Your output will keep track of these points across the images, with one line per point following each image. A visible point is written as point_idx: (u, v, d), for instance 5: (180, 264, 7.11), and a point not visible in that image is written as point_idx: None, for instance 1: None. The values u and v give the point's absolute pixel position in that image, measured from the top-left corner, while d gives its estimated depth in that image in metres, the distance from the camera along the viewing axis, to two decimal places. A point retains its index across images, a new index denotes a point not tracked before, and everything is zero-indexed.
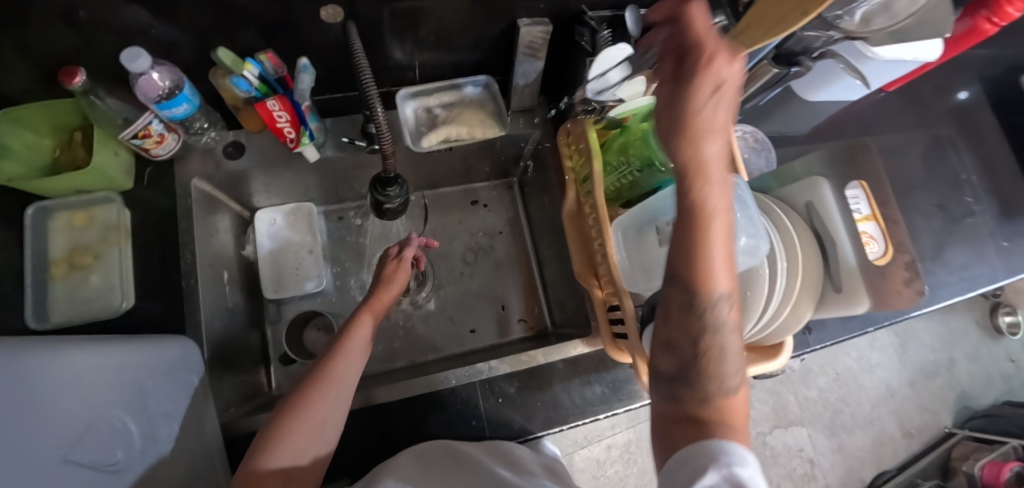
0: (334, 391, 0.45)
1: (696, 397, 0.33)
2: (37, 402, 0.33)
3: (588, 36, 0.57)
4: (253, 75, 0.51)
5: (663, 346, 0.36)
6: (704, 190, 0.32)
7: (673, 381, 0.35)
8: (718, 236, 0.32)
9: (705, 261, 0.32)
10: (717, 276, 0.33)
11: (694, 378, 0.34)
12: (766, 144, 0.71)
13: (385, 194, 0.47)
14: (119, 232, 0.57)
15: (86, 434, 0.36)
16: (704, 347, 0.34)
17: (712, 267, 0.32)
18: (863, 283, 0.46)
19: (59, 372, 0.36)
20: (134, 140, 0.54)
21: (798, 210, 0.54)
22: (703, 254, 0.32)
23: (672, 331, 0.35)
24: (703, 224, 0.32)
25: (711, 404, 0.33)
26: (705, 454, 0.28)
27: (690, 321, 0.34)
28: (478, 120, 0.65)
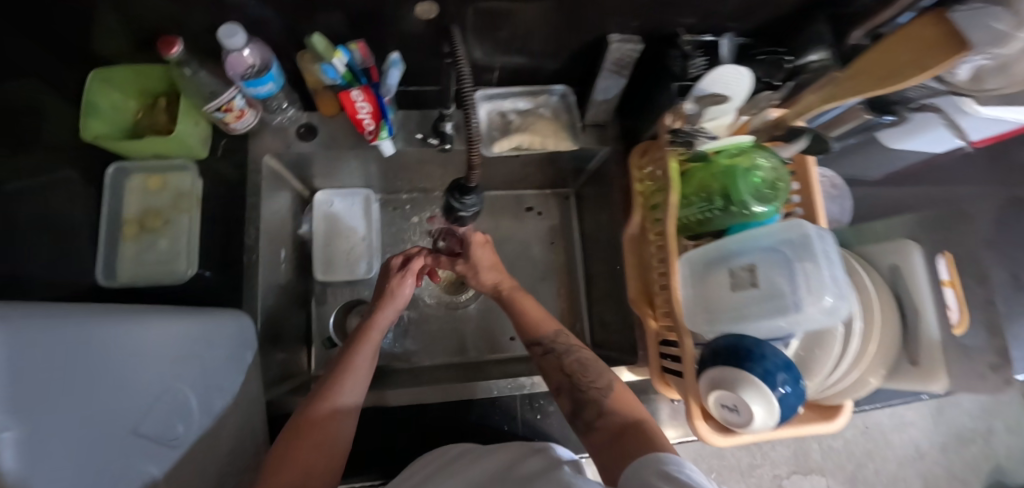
0: (353, 378, 0.48)
1: (596, 414, 0.49)
2: (114, 376, 0.33)
3: (680, 60, 0.55)
4: (342, 63, 0.50)
5: (562, 398, 0.53)
6: (514, 295, 0.60)
7: (580, 415, 0.51)
8: (535, 309, 0.59)
9: (529, 320, 0.58)
10: (540, 325, 0.57)
11: (587, 400, 0.51)
12: (844, 192, 0.68)
13: (462, 202, 0.47)
14: (191, 200, 0.58)
15: (152, 408, 0.37)
16: (573, 373, 0.53)
17: (538, 327, 0.57)
18: (943, 360, 0.44)
19: (135, 343, 0.36)
20: (216, 113, 0.54)
21: (881, 271, 0.51)
22: (527, 323, 0.58)
23: (551, 378, 0.55)
24: (514, 305, 0.60)
25: (608, 411, 0.49)
26: (655, 464, 0.37)
27: (554, 362, 0.55)
28: (551, 131, 0.65)
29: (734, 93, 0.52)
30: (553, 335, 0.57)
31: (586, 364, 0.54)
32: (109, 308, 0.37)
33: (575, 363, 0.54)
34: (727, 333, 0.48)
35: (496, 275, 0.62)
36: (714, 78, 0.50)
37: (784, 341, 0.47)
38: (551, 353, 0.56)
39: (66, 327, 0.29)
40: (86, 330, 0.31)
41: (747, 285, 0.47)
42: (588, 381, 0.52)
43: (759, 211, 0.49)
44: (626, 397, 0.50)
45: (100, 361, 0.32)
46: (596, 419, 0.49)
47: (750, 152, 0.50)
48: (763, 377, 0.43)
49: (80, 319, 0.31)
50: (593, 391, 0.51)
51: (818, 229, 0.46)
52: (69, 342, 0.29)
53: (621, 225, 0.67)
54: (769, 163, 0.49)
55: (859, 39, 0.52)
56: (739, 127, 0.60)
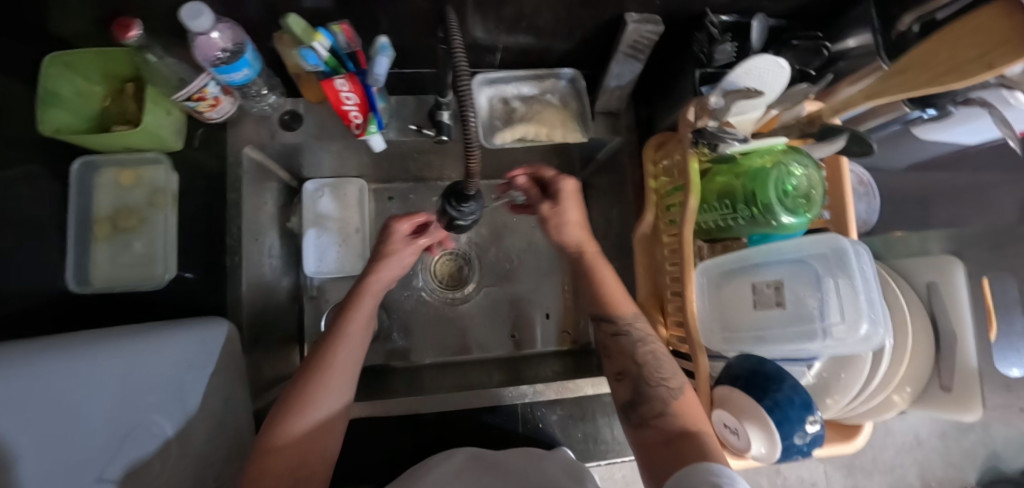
0: (336, 380, 0.42)
1: (654, 412, 0.43)
2: (65, 416, 0.32)
3: (705, 45, 0.49)
4: (324, 47, 0.44)
5: (621, 384, 0.46)
6: (595, 264, 0.51)
7: (637, 407, 0.44)
8: (616, 283, 0.50)
9: (609, 295, 0.50)
10: (621, 302, 0.49)
11: (651, 395, 0.44)
12: (871, 189, 0.63)
13: (460, 210, 0.42)
14: (165, 197, 0.52)
15: (122, 440, 0.36)
16: (644, 364, 0.46)
17: (614, 304, 0.49)
18: (979, 388, 0.41)
19: (94, 376, 0.35)
20: (188, 102, 0.49)
21: (916, 289, 0.47)
22: (605, 296, 0.50)
23: (617, 363, 0.47)
24: (590, 272, 0.51)
25: (671, 413, 0.42)
26: (706, 476, 0.34)
27: (625, 347, 0.47)
28: (560, 121, 0.58)
29: (766, 86, 0.45)
30: (633, 317, 0.49)
31: (662, 359, 0.46)
32: (58, 343, 0.35)
33: (648, 355, 0.46)
34: (744, 354, 0.46)
35: (583, 235, 0.52)
36: (748, 69, 0.42)
37: (806, 363, 0.45)
38: (624, 335, 0.48)
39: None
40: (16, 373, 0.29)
41: (772, 304, 0.44)
42: (660, 376, 0.45)
43: (787, 222, 0.44)
44: (695, 406, 0.43)
45: (40, 401, 0.30)
46: (655, 418, 0.42)
47: (783, 156, 0.44)
48: (774, 414, 0.40)
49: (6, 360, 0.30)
50: (664, 388, 0.44)
51: (853, 242, 0.41)
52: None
53: (632, 224, 0.62)
54: (804, 170, 0.43)
55: (909, 26, 0.44)
56: (767, 122, 0.52)
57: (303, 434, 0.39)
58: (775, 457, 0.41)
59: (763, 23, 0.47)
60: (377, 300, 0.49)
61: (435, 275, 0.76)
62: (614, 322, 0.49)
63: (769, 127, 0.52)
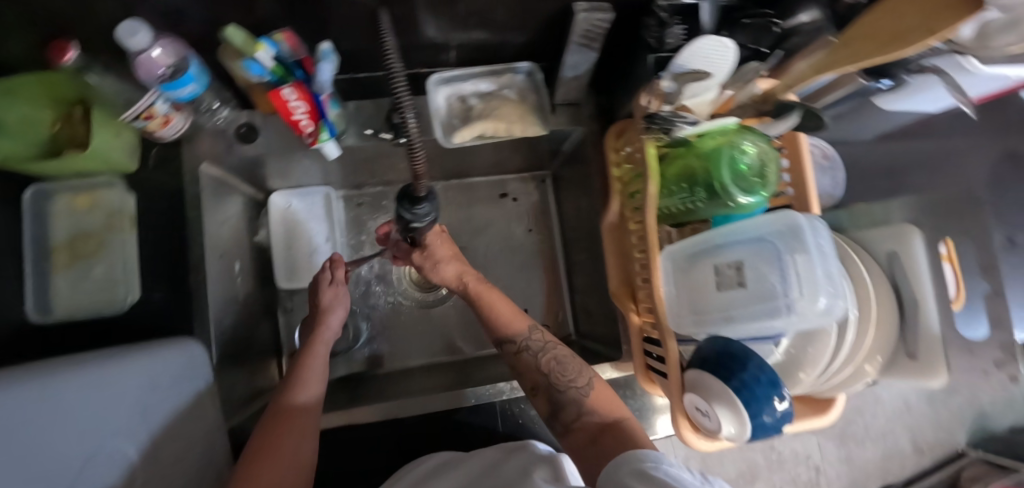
0: (313, 373, 0.48)
1: (574, 414, 0.46)
2: (26, 442, 0.30)
3: (656, 29, 0.48)
4: (268, 57, 0.43)
5: (538, 398, 0.49)
6: (483, 291, 0.54)
7: (557, 416, 0.47)
8: (504, 307, 0.53)
9: (501, 318, 0.53)
10: (514, 321, 0.52)
11: (564, 401, 0.47)
12: (836, 162, 0.63)
13: (414, 212, 0.41)
14: (123, 218, 0.53)
15: (84, 467, 0.35)
16: (548, 372, 0.49)
17: (507, 325, 0.52)
18: (942, 352, 0.41)
19: (49, 403, 0.34)
20: (136, 122, 0.48)
21: (878, 258, 0.48)
22: (495, 321, 0.53)
23: (529, 381, 0.50)
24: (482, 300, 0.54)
25: (586, 412, 0.45)
26: (640, 460, 0.33)
27: (531, 364, 0.50)
28: (517, 115, 0.57)
29: (715, 69, 0.45)
30: (527, 331, 0.52)
31: (564, 362, 0.49)
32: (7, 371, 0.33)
33: (551, 362, 0.49)
34: (714, 336, 0.46)
35: (457, 268, 0.55)
36: (692, 53, 0.43)
37: (773, 341, 0.45)
38: (519, 352, 0.51)
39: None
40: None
41: (734, 285, 0.44)
42: (568, 379, 0.47)
43: (744, 202, 0.44)
44: (608, 396, 0.47)
45: (10, 420, 0.29)
46: (575, 420, 0.46)
47: (736, 135, 0.44)
48: (741, 394, 0.40)
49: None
50: (576, 390, 0.47)
51: (809, 217, 0.41)
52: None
53: (599, 213, 0.62)
54: (755, 145, 0.43)
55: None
56: (724, 102, 0.52)
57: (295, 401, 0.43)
58: (746, 436, 0.41)
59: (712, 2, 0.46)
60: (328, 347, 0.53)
61: (411, 277, 0.74)
62: (512, 341, 0.51)
63: (725, 108, 0.53)
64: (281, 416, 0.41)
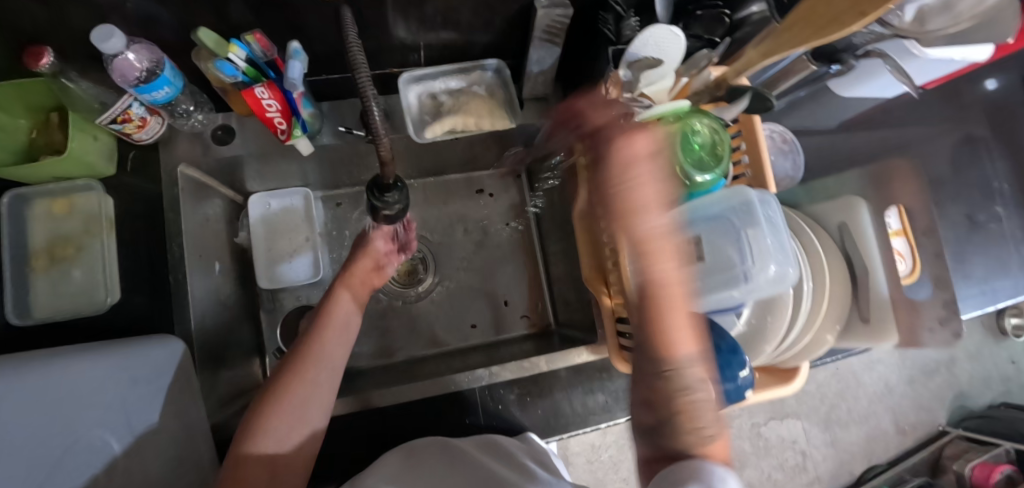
0: (318, 376, 0.45)
1: (665, 455, 0.31)
2: (1, 433, 0.31)
3: (613, 22, 0.51)
4: (240, 58, 0.45)
5: (632, 408, 0.35)
6: (656, 266, 0.29)
7: (646, 452, 0.33)
8: (670, 310, 0.30)
9: (664, 331, 0.30)
10: (680, 341, 0.30)
11: (665, 443, 0.31)
12: (795, 146, 0.64)
13: (383, 200, 0.43)
14: (100, 223, 0.52)
15: (63, 456, 0.36)
16: (681, 415, 0.30)
17: (659, 338, 0.30)
18: (893, 315, 0.44)
19: (25, 394, 0.34)
20: (113, 125, 0.49)
21: (830, 231, 0.51)
22: (649, 326, 0.30)
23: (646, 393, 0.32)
24: (658, 301, 0.29)
25: (678, 460, 0.30)
26: (688, 471, 0.28)
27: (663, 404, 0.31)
28: (486, 111, 0.59)
29: (668, 56, 0.48)
30: (689, 362, 0.30)
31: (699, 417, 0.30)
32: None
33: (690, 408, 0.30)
34: None
35: (670, 217, 0.30)
36: (644, 41, 0.46)
37: (734, 312, 0.46)
38: (668, 386, 0.30)
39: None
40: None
41: (694, 258, 0.45)
42: (686, 427, 0.30)
43: (700, 180, 0.46)
44: (724, 462, 0.31)
45: None
46: (656, 453, 0.32)
47: (687, 117, 0.46)
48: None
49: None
50: (695, 438, 0.30)
51: (759, 193, 0.44)
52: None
53: (570, 202, 0.64)
54: (705, 125, 0.46)
55: None
56: (681, 90, 0.54)
57: (267, 451, 0.38)
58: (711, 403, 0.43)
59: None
60: (348, 309, 0.53)
61: (394, 275, 0.76)
62: (661, 367, 0.31)
63: (683, 95, 0.55)
64: (232, 467, 0.37)
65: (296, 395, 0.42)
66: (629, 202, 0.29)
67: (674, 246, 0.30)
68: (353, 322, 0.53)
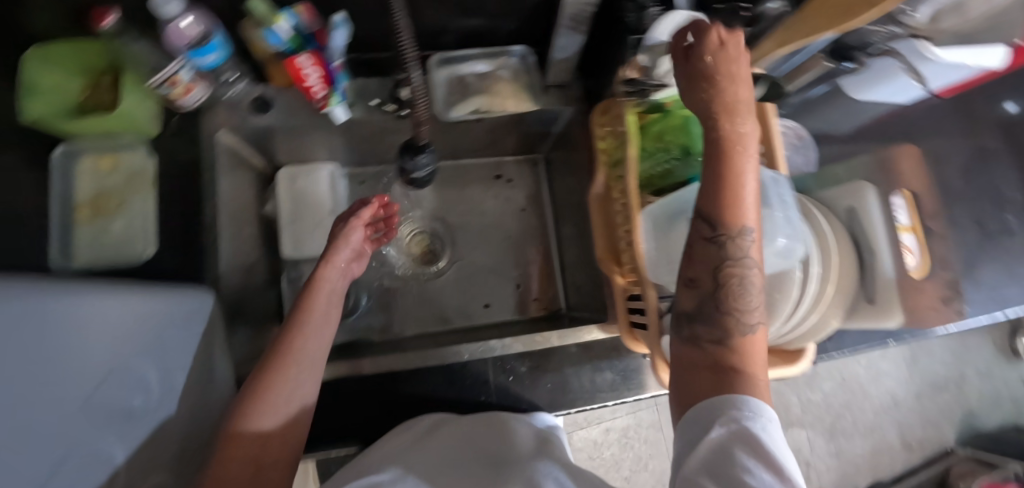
0: (294, 371, 0.45)
1: (713, 336, 0.34)
2: (63, 348, 0.32)
3: (635, 11, 0.53)
4: (287, 27, 0.48)
5: (685, 290, 0.36)
6: (735, 123, 0.33)
7: (696, 328, 0.35)
8: (744, 185, 0.33)
9: (735, 193, 0.33)
10: (747, 208, 0.33)
11: (718, 322, 0.34)
12: (807, 142, 0.67)
13: (414, 162, 0.46)
14: (145, 179, 0.57)
15: (105, 382, 0.37)
16: (728, 289, 0.34)
17: (735, 208, 0.33)
18: (896, 295, 0.45)
19: (84, 317, 0.35)
20: (161, 88, 0.52)
21: (839, 215, 0.52)
22: (723, 196, 0.33)
23: (694, 268, 0.35)
24: (731, 154, 0.33)
25: (732, 344, 0.34)
26: (721, 409, 0.32)
27: (712, 252, 0.34)
28: (510, 92, 0.63)
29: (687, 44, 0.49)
30: (749, 237, 0.33)
31: (750, 287, 0.34)
32: (57, 281, 0.35)
33: (739, 281, 0.34)
34: None
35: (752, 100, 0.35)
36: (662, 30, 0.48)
37: None
38: (727, 257, 0.34)
39: (19, 309, 0.28)
40: (35, 308, 0.30)
41: None
42: (736, 305, 0.34)
43: None
44: (756, 353, 0.35)
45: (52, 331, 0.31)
46: (712, 341, 0.34)
47: None
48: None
49: (26, 292, 0.29)
50: (740, 312, 0.34)
51: (773, 174, 0.45)
52: (22, 323, 0.28)
53: (586, 185, 0.66)
54: None
55: None
56: None
57: (258, 430, 0.42)
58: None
59: None
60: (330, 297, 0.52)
61: (410, 253, 0.79)
62: (732, 239, 0.33)
63: None
64: (227, 443, 0.41)
65: (272, 401, 0.43)
66: (725, 67, 0.34)
67: (748, 112, 0.35)
68: (333, 311, 0.52)
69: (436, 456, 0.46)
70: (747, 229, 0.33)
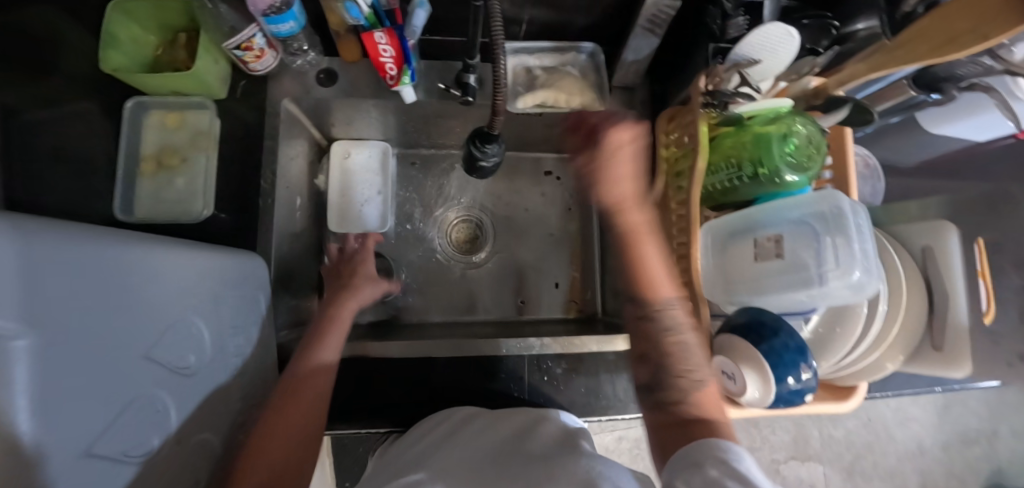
0: (337, 333, 0.54)
1: (673, 398, 0.41)
2: (127, 296, 0.32)
3: (719, 19, 0.52)
4: (366, 2, 0.48)
5: (641, 367, 0.45)
6: (643, 241, 0.46)
7: (656, 394, 0.43)
8: (659, 262, 0.46)
9: (647, 280, 0.45)
10: (660, 284, 0.45)
11: (672, 383, 0.42)
12: (877, 172, 0.65)
13: (483, 150, 0.45)
14: (209, 140, 0.58)
15: (164, 336, 0.37)
16: (670, 352, 0.43)
17: (652, 285, 0.45)
18: (968, 344, 0.43)
19: (146, 270, 0.35)
20: (236, 51, 0.53)
21: (912, 254, 0.49)
22: (641, 279, 0.45)
23: (642, 346, 0.46)
24: (635, 244, 0.46)
25: (690, 402, 0.40)
26: (705, 452, 0.34)
27: (649, 329, 0.45)
28: (577, 89, 0.62)
29: (775, 58, 0.48)
30: (671, 304, 0.45)
31: (689, 349, 0.43)
32: (117, 230, 0.35)
33: (677, 343, 0.44)
34: (744, 305, 0.48)
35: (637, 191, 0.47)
36: (756, 41, 0.46)
37: (804, 316, 0.47)
38: (653, 324, 0.45)
39: (73, 252, 0.27)
40: (91, 255, 0.29)
41: (772, 256, 0.46)
42: (682, 366, 0.43)
43: (791, 180, 0.47)
44: (715, 402, 0.41)
45: (113, 280, 0.31)
46: (671, 403, 0.41)
47: (787, 118, 0.47)
48: (770, 358, 0.42)
49: (82, 237, 0.29)
50: (688, 378, 0.42)
51: (853, 202, 0.43)
52: (77, 269, 0.27)
53: (641, 192, 0.65)
54: (807, 129, 0.46)
55: (914, 7, 0.47)
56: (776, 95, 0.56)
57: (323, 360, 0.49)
58: (769, 403, 0.43)
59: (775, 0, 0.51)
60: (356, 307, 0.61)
61: (451, 239, 0.79)
62: (647, 310, 0.45)
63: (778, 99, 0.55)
64: (303, 372, 0.47)
65: (290, 419, 0.43)
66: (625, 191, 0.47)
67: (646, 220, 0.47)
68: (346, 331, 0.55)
69: (470, 449, 0.47)
70: (668, 301, 0.45)
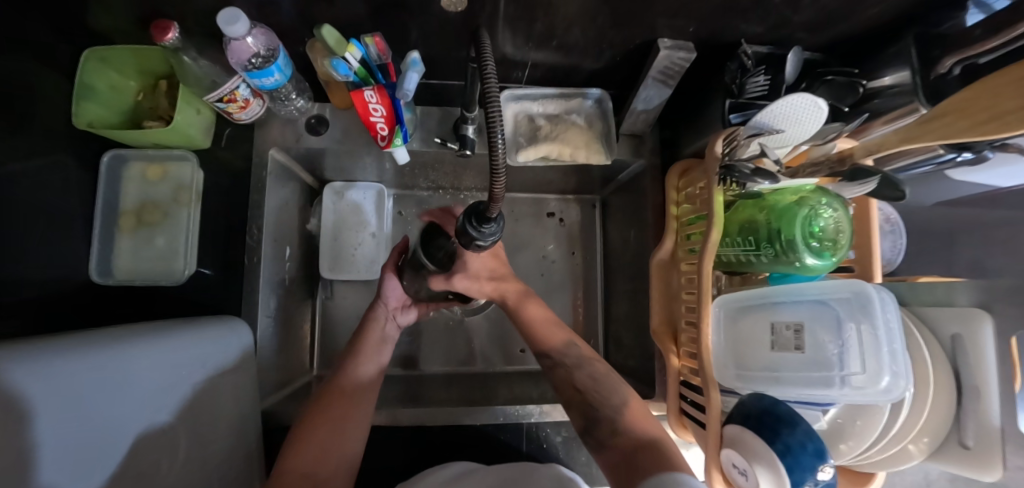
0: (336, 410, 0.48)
1: (609, 430, 0.47)
2: (98, 411, 0.32)
3: (737, 75, 0.49)
4: (356, 58, 0.44)
5: (573, 412, 0.51)
6: (523, 302, 0.57)
7: (591, 431, 0.49)
8: (542, 317, 0.56)
9: (536, 330, 0.55)
10: (549, 335, 0.55)
11: (600, 417, 0.48)
12: (898, 228, 0.60)
13: (480, 230, 0.42)
14: (189, 194, 0.55)
15: (144, 442, 0.35)
16: (585, 389, 0.51)
17: (547, 340, 0.54)
18: (1000, 446, 0.40)
19: (118, 373, 0.34)
20: (218, 104, 0.50)
21: (940, 340, 0.47)
22: (533, 333, 0.55)
23: (567, 394, 0.52)
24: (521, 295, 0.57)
25: (621, 428, 0.46)
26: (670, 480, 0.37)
27: (559, 370, 0.53)
28: (583, 142, 0.59)
29: (801, 127, 0.44)
30: (565, 346, 0.54)
31: (602, 380, 0.51)
32: (88, 335, 0.35)
33: (587, 379, 0.51)
34: (756, 393, 0.45)
35: (491, 285, 0.56)
36: (779, 111, 0.42)
37: (821, 408, 0.44)
38: (563, 366, 0.53)
39: (29, 378, 0.27)
40: (48, 376, 0.28)
41: (791, 347, 0.43)
42: (603, 397, 0.50)
43: (811, 263, 0.43)
44: (642, 416, 0.48)
45: (79, 397, 0.30)
46: (609, 437, 0.47)
47: (811, 196, 0.43)
48: (785, 459, 0.39)
49: (52, 362, 0.29)
50: (608, 409, 0.49)
51: (879, 288, 0.39)
52: (42, 398, 0.27)
53: (649, 248, 0.62)
54: (833, 212, 0.42)
55: (950, 68, 0.42)
56: (797, 156, 0.52)
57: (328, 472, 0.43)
58: None
59: (799, 56, 0.47)
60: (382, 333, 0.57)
61: None
62: (547, 355, 0.54)
63: (798, 160, 0.52)
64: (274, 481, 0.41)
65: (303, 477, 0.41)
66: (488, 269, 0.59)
67: (511, 288, 0.57)
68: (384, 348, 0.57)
69: None
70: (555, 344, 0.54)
